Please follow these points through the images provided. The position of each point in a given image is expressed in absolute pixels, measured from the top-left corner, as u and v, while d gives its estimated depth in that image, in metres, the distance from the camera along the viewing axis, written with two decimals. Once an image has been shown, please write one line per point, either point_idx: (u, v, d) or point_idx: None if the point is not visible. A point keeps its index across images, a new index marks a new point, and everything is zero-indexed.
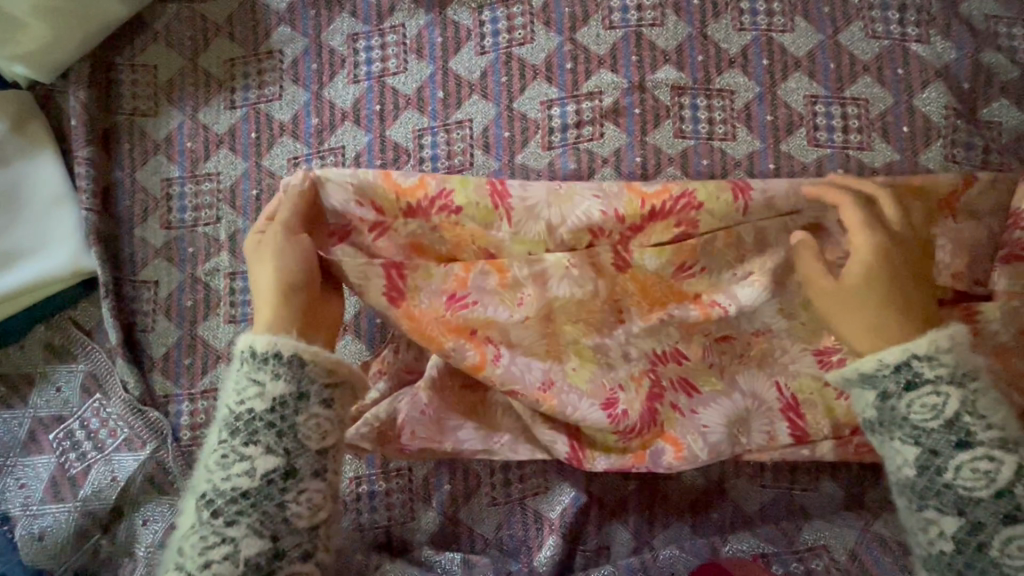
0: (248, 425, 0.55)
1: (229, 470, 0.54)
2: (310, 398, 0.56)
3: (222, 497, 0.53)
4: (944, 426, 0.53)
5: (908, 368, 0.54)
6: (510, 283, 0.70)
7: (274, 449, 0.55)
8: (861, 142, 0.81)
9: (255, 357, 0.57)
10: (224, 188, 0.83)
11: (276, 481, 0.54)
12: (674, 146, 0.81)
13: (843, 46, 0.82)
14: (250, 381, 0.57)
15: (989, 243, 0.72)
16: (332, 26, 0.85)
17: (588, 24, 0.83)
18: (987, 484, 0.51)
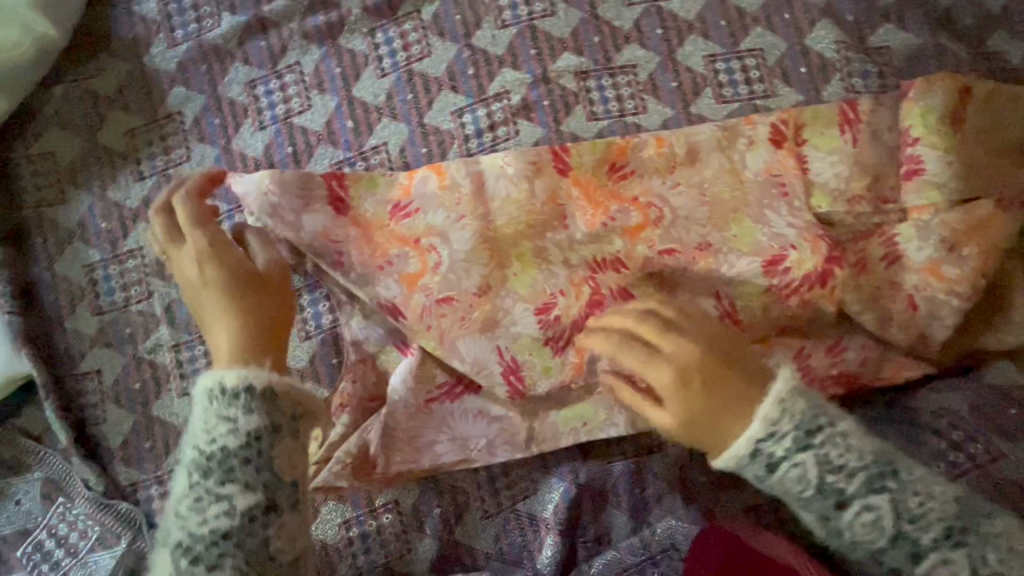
0: (221, 462, 0.59)
1: (207, 513, 0.57)
2: (284, 432, 0.60)
3: (201, 546, 0.57)
4: (829, 492, 0.62)
5: (761, 451, 0.64)
6: (428, 259, 0.76)
7: (253, 483, 0.58)
8: (765, 91, 0.83)
9: (224, 395, 0.60)
10: (150, 261, 0.81)
11: (258, 516, 0.58)
12: (589, 129, 0.82)
13: (729, 2, 0.84)
14: (219, 420, 0.59)
15: (889, 163, 0.80)
16: (227, 76, 0.83)
17: (480, 27, 0.83)
18: (879, 533, 0.61)
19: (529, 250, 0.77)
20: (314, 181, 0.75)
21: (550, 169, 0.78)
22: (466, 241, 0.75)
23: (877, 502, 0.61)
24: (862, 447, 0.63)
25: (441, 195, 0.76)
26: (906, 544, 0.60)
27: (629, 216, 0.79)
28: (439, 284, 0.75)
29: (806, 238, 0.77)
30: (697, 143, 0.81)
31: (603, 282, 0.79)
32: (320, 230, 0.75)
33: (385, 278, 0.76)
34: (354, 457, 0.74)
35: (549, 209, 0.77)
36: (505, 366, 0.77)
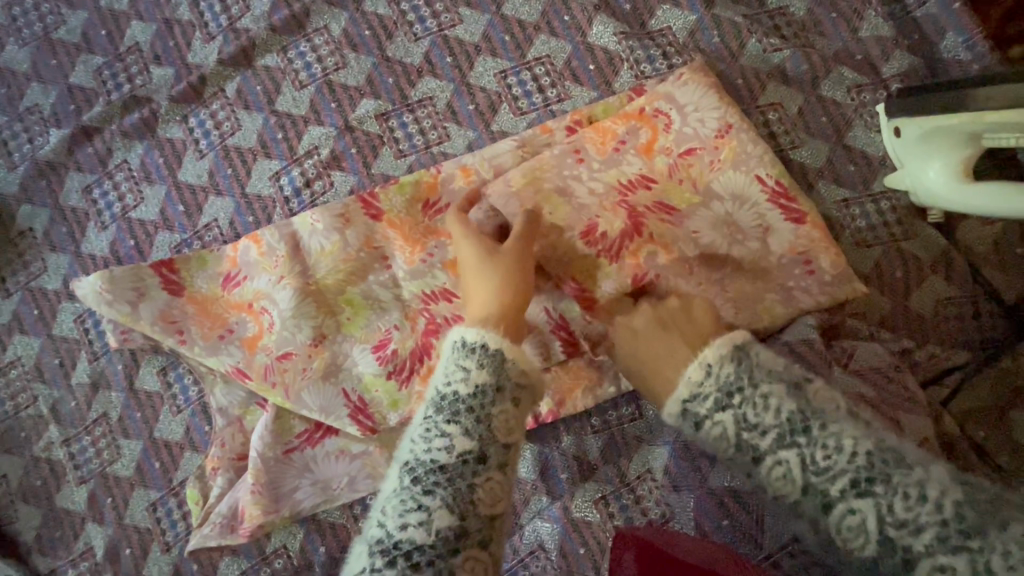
0: (452, 403, 0.51)
1: (430, 439, 0.49)
2: (507, 389, 0.53)
3: (420, 465, 0.48)
4: (692, 427, 0.52)
5: (690, 412, 0.51)
6: (262, 320, 0.81)
7: (478, 432, 0.50)
8: (558, 95, 0.86)
9: (464, 343, 0.55)
10: (30, 369, 0.89)
11: (473, 462, 0.48)
12: (399, 167, 0.86)
13: (509, 16, 0.87)
14: (455, 365, 0.54)
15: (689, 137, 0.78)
16: (66, 186, 0.90)
17: (281, 93, 0.88)
18: (730, 444, 0.49)
19: (356, 294, 0.82)
20: (145, 272, 0.81)
21: (359, 220, 0.82)
22: (289, 299, 0.80)
23: (789, 457, 0.46)
24: (781, 404, 0.47)
25: (261, 262, 0.81)
26: (804, 501, 0.45)
27: (443, 249, 0.80)
28: (275, 342, 0.81)
29: (607, 199, 0.74)
30: (499, 152, 0.82)
31: (436, 312, 0.80)
32: (158, 315, 0.80)
33: (227, 346, 0.81)
34: (226, 516, 0.81)
35: (366, 253, 0.81)
36: (352, 408, 0.81)
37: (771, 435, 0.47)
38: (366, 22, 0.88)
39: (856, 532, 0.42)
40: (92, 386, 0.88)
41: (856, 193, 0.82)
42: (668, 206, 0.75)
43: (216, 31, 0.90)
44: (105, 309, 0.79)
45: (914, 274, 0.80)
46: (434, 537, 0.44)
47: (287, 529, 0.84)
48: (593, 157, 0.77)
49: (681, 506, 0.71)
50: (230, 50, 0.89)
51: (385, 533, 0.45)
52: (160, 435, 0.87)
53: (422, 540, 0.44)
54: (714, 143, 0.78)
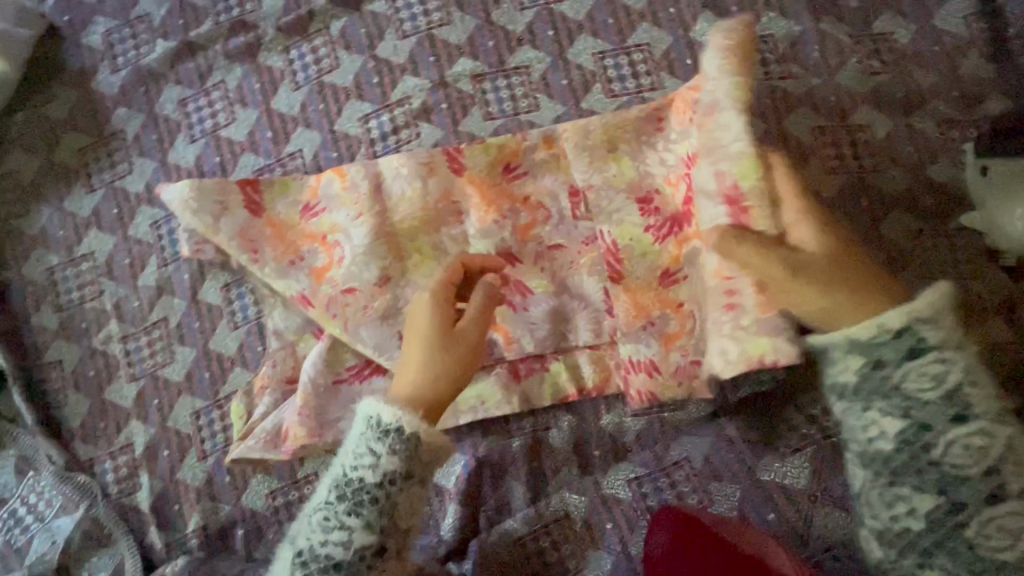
0: (352, 494, 0.64)
1: (330, 533, 0.63)
2: (413, 479, 0.64)
3: (319, 559, 0.62)
4: (894, 339, 0.54)
5: (914, 332, 0.54)
6: (334, 254, 0.84)
7: (372, 523, 0.63)
8: (652, 84, 0.87)
9: (378, 428, 0.64)
10: (101, 264, 0.92)
11: (367, 555, 0.62)
12: (485, 128, 0.88)
13: (617, 1, 0.89)
14: (367, 449, 0.65)
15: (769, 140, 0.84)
16: (162, 96, 0.93)
17: (383, 39, 0.90)
18: (934, 385, 0.54)
19: (426, 243, 0.84)
20: (231, 188, 0.84)
21: (443, 172, 0.84)
22: (364, 234, 0.82)
23: (943, 370, 0.54)
24: (981, 376, 0.55)
25: (343, 196, 0.84)
26: (938, 409, 0.54)
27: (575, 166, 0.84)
28: (342, 277, 0.83)
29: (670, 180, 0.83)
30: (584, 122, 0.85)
31: (535, 233, 0.84)
32: (237, 231, 0.83)
33: (296, 272, 0.83)
34: (268, 434, 0.83)
35: (443, 206, 0.84)
36: None
37: (925, 355, 0.54)
38: None
39: (972, 451, 0.53)
40: (157, 290, 0.91)
41: (930, 225, 0.83)
42: None
43: None
44: (188, 219, 0.82)
45: (976, 314, 0.81)
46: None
47: (321, 458, 0.87)
48: (672, 128, 0.83)
49: (722, 495, 0.73)
50: None
51: None
52: (214, 348, 0.90)
53: None
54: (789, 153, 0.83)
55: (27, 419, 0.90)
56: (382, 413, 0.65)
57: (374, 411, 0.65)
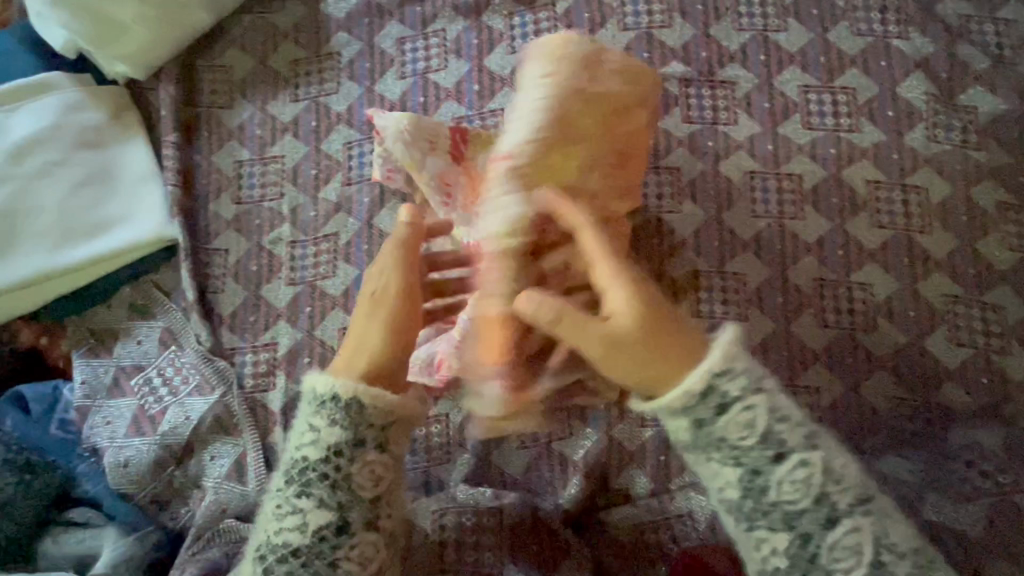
0: (300, 474, 0.62)
1: (283, 522, 0.61)
2: (367, 444, 0.62)
3: (277, 552, 0.60)
4: (759, 443, 0.58)
5: (716, 390, 0.58)
6: None
7: (328, 501, 0.61)
8: (850, 125, 0.91)
9: (314, 401, 0.63)
10: (287, 169, 0.96)
11: (328, 536, 0.60)
12: (682, 130, 0.93)
13: (832, 43, 0.93)
14: (308, 426, 0.63)
15: (954, 201, 0.88)
16: (384, 31, 0.98)
17: (604, 27, 0.95)
18: (805, 493, 0.57)
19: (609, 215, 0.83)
20: (442, 133, 0.87)
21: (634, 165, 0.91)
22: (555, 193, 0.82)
23: (811, 461, 0.57)
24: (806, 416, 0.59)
25: None
26: (811, 515, 0.56)
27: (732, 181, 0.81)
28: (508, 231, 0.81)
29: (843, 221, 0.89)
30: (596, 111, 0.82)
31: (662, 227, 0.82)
32: (438, 172, 0.86)
33: (479, 217, 0.84)
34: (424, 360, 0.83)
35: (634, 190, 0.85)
36: None
37: (791, 459, 0.57)
38: None
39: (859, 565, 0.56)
40: (335, 206, 0.94)
41: None
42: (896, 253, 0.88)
43: None
44: (395, 156, 0.85)
45: None
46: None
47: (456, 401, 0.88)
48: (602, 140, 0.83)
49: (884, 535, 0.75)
50: None
51: None
52: None
53: None
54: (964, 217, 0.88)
55: (184, 297, 0.93)
56: (316, 385, 0.64)
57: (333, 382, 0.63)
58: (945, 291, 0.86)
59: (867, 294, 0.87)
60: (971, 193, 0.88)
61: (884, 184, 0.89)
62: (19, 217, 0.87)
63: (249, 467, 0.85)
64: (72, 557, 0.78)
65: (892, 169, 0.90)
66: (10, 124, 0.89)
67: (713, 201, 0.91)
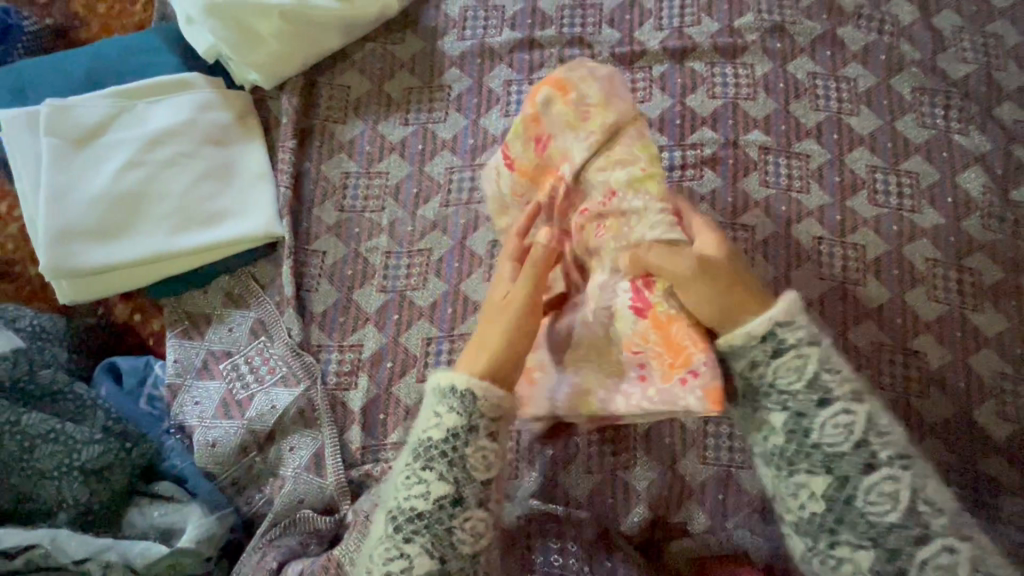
0: (427, 451, 0.66)
1: (411, 490, 0.65)
2: (479, 431, 0.65)
3: (403, 514, 0.65)
4: (806, 388, 0.64)
5: (773, 337, 0.65)
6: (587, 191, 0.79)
7: (446, 477, 0.65)
8: (912, 206, 1.00)
9: (441, 390, 0.67)
10: (390, 185, 1.03)
11: (446, 506, 0.64)
12: (759, 192, 1.01)
13: (900, 131, 1.03)
14: (434, 411, 0.67)
15: (1006, 286, 0.96)
16: (493, 72, 1.07)
17: (694, 93, 1.05)
18: (847, 435, 0.63)
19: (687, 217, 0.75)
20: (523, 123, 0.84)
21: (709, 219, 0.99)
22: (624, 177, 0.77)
23: (855, 409, 0.63)
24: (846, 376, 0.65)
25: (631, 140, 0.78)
26: (847, 458, 0.62)
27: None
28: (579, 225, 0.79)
29: (902, 292, 0.96)
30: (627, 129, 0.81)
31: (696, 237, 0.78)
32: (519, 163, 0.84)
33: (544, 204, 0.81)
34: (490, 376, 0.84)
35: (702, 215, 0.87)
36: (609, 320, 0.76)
37: (846, 397, 0.64)
38: (785, 77, 1.06)
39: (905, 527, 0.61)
40: (432, 224, 1.00)
41: None
42: (950, 327, 0.94)
43: (667, 25, 1.09)
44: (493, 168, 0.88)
45: None
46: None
47: None
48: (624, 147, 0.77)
49: None
50: (673, 44, 1.07)
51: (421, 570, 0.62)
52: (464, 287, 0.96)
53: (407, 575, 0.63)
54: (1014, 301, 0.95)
55: (279, 290, 0.98)
56: (448, 379, 0.67)
57: (445, 379, 0.67)
58: (995, 367, 0.93)
59: (921, 362, 0.93)
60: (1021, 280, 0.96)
61: (941, 263, 0.97)
62: (145, 200, 0.94)
63: (326, 461, 0.87)
64: (159, 529, 0.80)
65: (949, 249, 0.98)
66: (150, 116, 0.98)
67: (784, 259, 0.98)
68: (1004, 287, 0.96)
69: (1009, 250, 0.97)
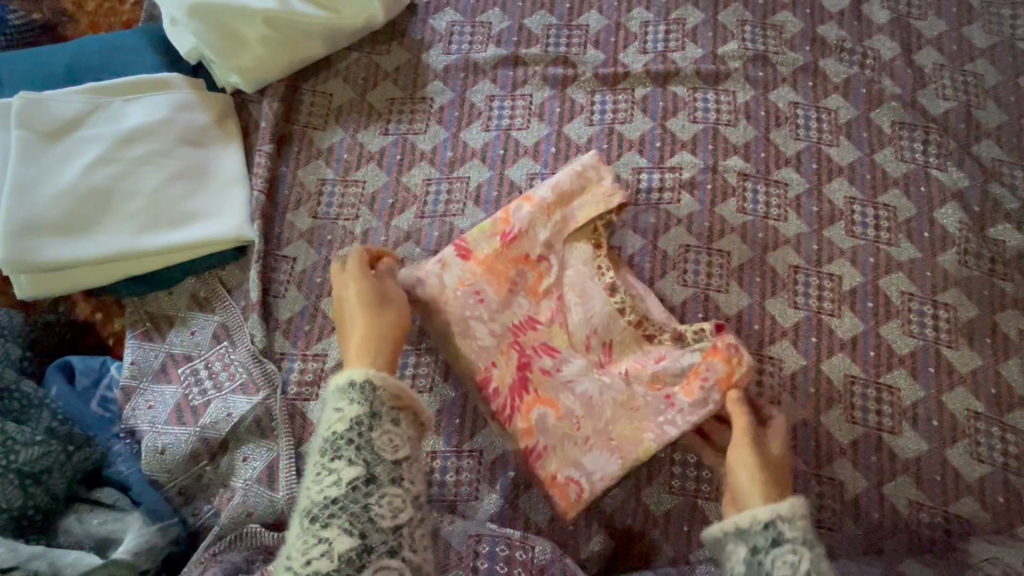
0: (333, 445, 0.64)
1: (322, 483, 0.62)
2: (383, 416, 0.66)
3: (315, 508, 0.61)
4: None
5: (775, 526, 0.64)
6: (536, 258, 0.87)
7: (356, 460, 0.62)
8: (889, 239, 0.99)
9: (339, 388, 0.67)
10: (366, 194, 1.02)
11: (359, 486, 0.61)
12: (736, 218, 1.00)
13: (878, 164, 1.03)
14: (334, 408, 0.66)
15: (982, 324, 0.95)
16: (476, 86, 1.08)
17: (676, 117, 1.05)
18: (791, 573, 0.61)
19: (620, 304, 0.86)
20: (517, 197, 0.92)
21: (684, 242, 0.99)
22: (602, 300, 0.86)
23: None
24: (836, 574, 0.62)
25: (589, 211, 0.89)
26: None
27: (715, 369, 0.81)
28: (547, 312, 0.87)
29: (876, 324, 0.95)
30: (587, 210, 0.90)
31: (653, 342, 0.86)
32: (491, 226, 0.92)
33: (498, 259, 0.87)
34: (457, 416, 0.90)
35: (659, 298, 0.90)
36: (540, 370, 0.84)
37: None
38: (766, 105, 1.06)
39: None
40: (405, 235, 0.99)
41: None
42: (925, 362, 0.93)
43: (651, 49, 1.09)
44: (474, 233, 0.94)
45: None
46: (336, 563, 0.58)
47: (492, 439, 0.90)
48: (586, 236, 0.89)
49: None
50: (656, 67, 1.07)
51: (338, 556, 0.58)
52: None
53: (326, 562, 0.58)
54: (990, 339, 0.94)
55: (245, 295, 0.96)
56: (349, 375, 0.67)
57: (339, 378, 0.68)
58: (968, 406, 0.91)
59: (895, 398, 0.92)
60: (996, 318, 0.95)
61: (917, 297, 0.96)
62: (115, 195, 0.92)
63: (280, 474, 0.84)
64: (95, 538, 0.77)
65: (925, 284, 0.97)
66: (127, 112, 0.97)
67: (758, 286, 0.97)
68: (980, 325, 0.95)
69: (984, 288, 0.97)
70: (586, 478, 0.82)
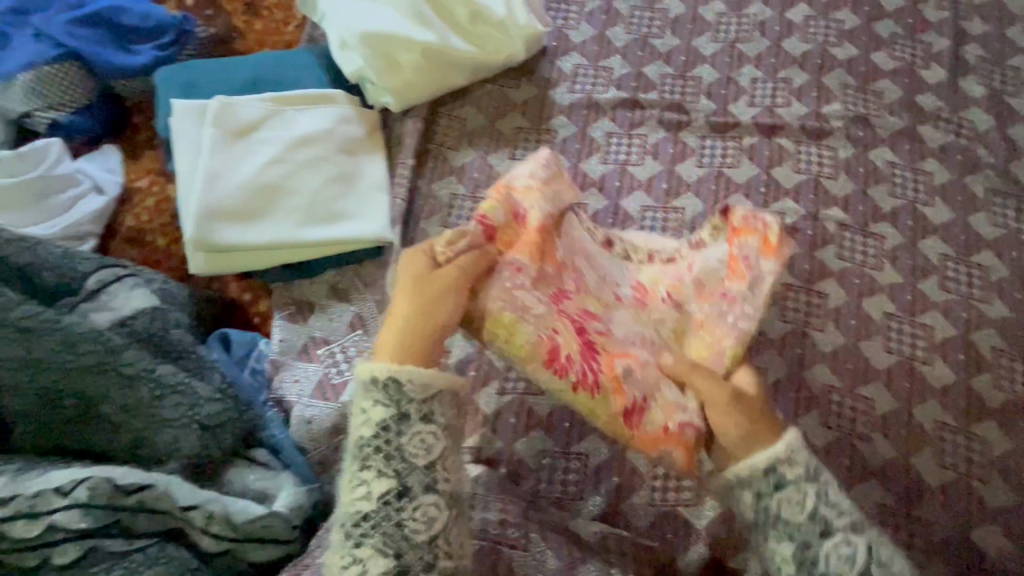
0: (361, 452, 0.69)
1: (354, 494, 0.68)
2: (411, 417, 0.69)
3: (354, 523, 0.68)
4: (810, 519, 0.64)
5: (777, 472, 0.65)
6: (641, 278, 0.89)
7: (388, 472, 0.68)
8: (981, 297, 1.05)
9: (371, 385, 0.70)
10: None
11: (391, 501, 0.67)
12: (834, 264, 1.07)
13: (972, 226, 1.10)
14: (364, 406, 0.70)
15: None
16: (597, 123, 1.19)
17: (780, 166, 1.14)
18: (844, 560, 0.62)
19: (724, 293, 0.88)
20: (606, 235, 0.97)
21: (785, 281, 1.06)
22: None
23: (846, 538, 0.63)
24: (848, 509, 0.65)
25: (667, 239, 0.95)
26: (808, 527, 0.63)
27: (751, 245, 0.84)
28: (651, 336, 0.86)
29: (967, 376, 1.00)
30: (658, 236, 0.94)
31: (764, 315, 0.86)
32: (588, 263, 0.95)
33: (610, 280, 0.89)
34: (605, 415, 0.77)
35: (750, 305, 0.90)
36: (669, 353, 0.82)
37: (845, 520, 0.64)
38: (865, 163, 1.14)
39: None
40: None
41: None
42: (1015, 416, 0.98)
43: (759, 103, 1.19)
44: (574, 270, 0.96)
45: None
46: None
47: (598, 445, 0.96)
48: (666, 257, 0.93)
49: None
50: (764, 120, 1.17)
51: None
52: None
53: None
54: None
55: (380, 291, 1.06)
56: (375, 371, 0.70)
57: (366, 371, 0.70)
58: None
59: (984, 447, 0.96)
60: None
61: (1007, 354, 1.01)
62: (282, 193, 1.05)
63: None
64: (253, 493, 0.85)
65: (1016, 342, 1.02)
66: (297, 121, 1.10)
67: (853, 329, 1.03)
68: None
69: None
70: (698, 418, 0.76)
